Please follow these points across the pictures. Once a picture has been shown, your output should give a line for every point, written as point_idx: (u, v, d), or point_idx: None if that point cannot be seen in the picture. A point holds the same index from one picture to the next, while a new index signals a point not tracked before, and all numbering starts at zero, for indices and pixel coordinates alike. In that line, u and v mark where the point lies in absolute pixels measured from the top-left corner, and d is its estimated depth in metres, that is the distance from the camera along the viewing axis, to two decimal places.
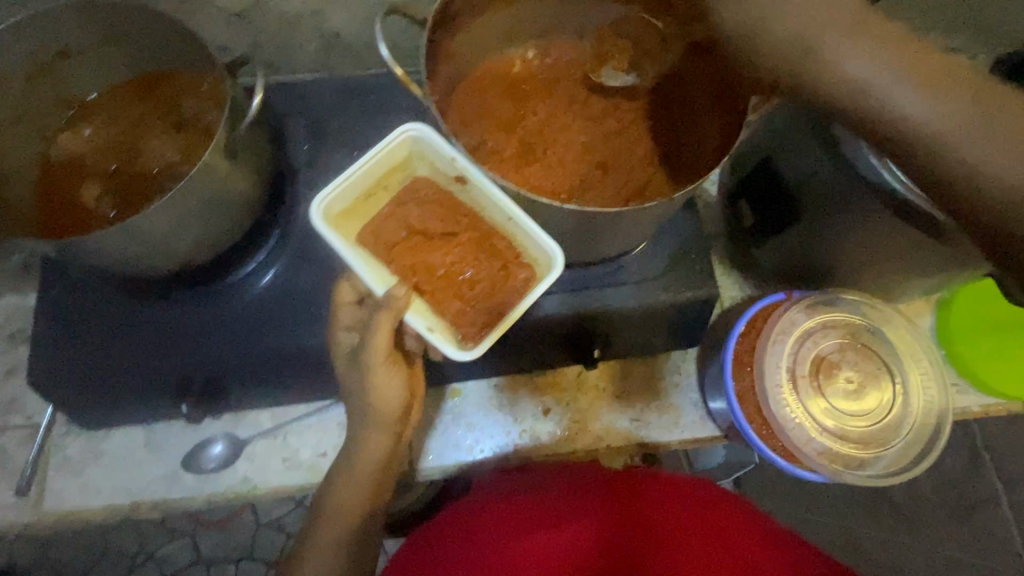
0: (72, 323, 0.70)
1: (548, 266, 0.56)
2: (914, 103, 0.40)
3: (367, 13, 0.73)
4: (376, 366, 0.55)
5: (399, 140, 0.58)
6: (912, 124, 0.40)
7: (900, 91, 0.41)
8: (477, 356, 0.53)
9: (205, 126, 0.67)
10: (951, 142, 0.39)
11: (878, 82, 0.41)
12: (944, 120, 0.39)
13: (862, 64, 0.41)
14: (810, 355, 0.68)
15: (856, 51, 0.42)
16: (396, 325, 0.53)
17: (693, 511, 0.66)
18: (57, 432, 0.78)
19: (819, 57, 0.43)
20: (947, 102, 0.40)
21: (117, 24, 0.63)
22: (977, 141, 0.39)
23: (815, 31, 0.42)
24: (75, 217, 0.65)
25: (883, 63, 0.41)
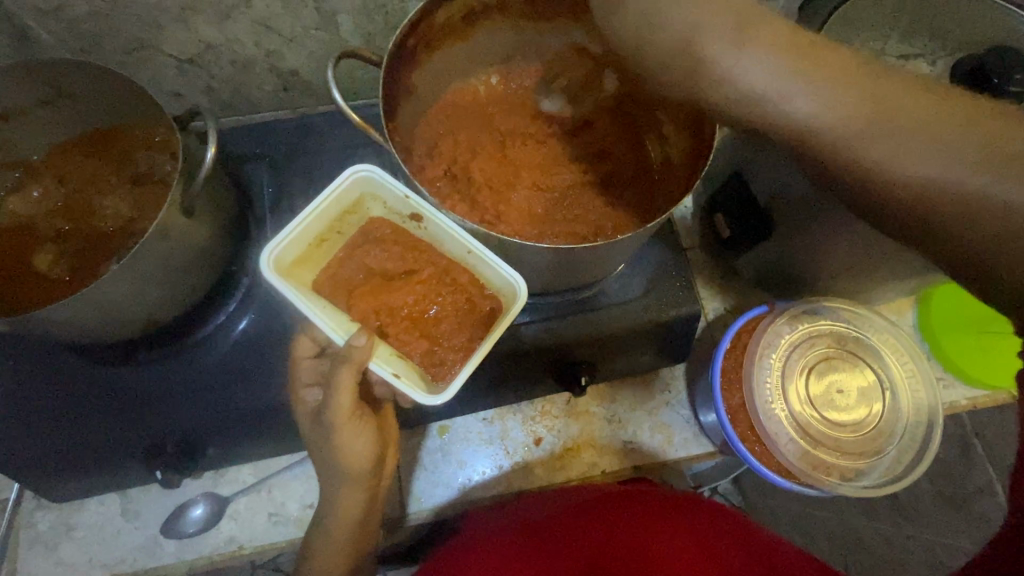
0: (32, 393, 0.66)
1: (513, 297, 0.55)
2: (819, 105, 0.38)
3: (322, 51, 0.72)
4: (344, 423, 0.52)
5: (349, 181, 0.56)
6: (812, 127, 0.38)
7: (796, 93, 0.38)
8: (449, 397, 0.50)
9: (162, 179, 0.66)
10: (855, 141, 0.37)
11: (775, 86, 0.39)
12: (844, 119, 0.37)
13: (754, 73, 0.39)
14: (797, 366, 0.68)
15: (745, 59, 0.39)
16: (361, 374, 0.50)
17: (685, 528, 0.64)
18: (25, 506, 0.72)
19: (708, 69, 0.40)
20: (854, 105, 0.37)
21: (60, 82, 0.60)
22: (881, 137, 0.36)
23: (702, 37, 0.40)
24: (28, 285, 0.62)
25: (776, 71, 0.38)
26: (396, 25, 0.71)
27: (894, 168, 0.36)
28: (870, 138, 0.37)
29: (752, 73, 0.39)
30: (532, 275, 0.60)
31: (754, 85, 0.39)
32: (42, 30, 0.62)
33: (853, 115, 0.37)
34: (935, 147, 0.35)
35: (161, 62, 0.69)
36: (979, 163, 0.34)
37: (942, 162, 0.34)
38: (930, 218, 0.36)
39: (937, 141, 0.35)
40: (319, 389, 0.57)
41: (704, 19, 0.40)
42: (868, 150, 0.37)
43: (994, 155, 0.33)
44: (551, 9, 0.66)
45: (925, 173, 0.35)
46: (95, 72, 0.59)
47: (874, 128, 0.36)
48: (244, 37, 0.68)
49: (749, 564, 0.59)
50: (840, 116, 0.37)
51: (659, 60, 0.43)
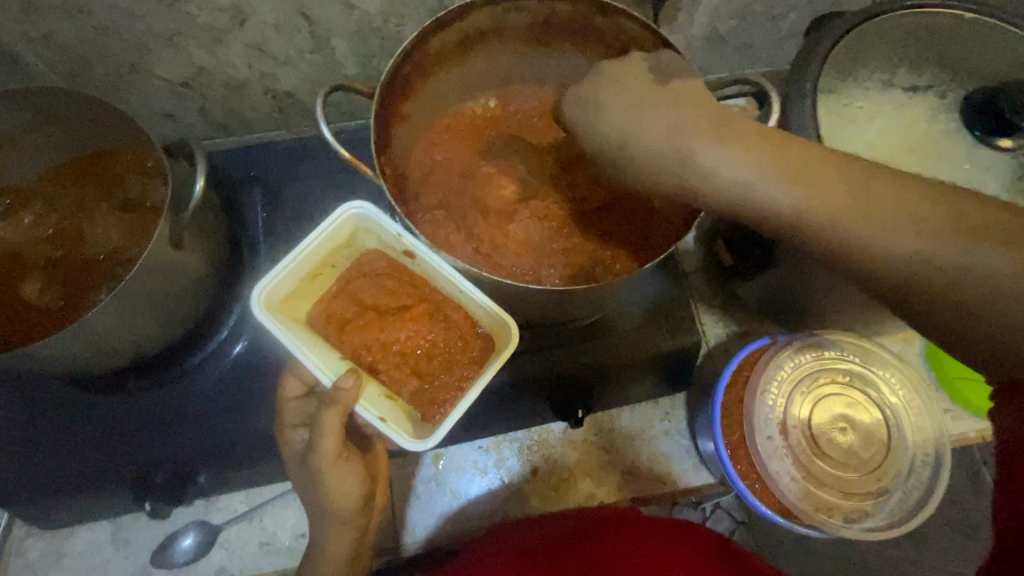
0: (22, 422, 0.65)
1: (506, 338, 0.54)
2: (800, 196, 0.39)
3: (316, 73, 0.71)
4: (330, 466, 0.51)
5: (342, 217, 0.55)
6: (797, 217, 0.39)
7: (779, 188, 0.39)
8: (435, 444, 0.49)
9: (152, 205, 0.64)
10: (839, 227, 0.38)
11: (757, 183, 0.40)
12: (827, 208, 0.38)
13: (734, 168, 0.41)
14: (801, 402, 0.66)
15: (723, 160, 0.41)
16: (347, 418, 0.49)
17: (682, 556, 0.62)
18: (15, 533, 0.71)
19: (695, 164, 0.42)
20: (830, 193, 0.38)
21: (49, 109, 0.59)
22: (865, 222, 0.37)
23: (681, 139, 0.42)
24: (17, 315, 0.61)
25: (753, 166, 0.40)
26: (392, 47, 0.69)
27: (883, 250, 0.37)
28: (859, 218, 0.37)
29: (727, 168, 0.41)
30: (526, 309, 0.58)
31: (730, 179, 0.41)
32: (33, 54, 0.61)
33: (833, 200, 0.38)
34: (920, 231, 0.36)
35: (152, 85, 0.68)
36: (963, 238, 0.35)
37: (931, 243, 0.36)
38: (926, 295, 0.36)
39: (922, 225, 0.36)
40: (306, 429, 0.55)
41: (675, 124, 0.43)
42: (853, 234, 0.38)
43: (975, 234, 0.35)
44: (550, 35, 0.64)
45: (915, 253, 0.36)
46: (84, 99, 0.58)
47: (860, 209, 0.37)
48: (237, 60, 0.66)
49: None
50: (822, 204, 0.38)
51: (644, 158, 0.44)
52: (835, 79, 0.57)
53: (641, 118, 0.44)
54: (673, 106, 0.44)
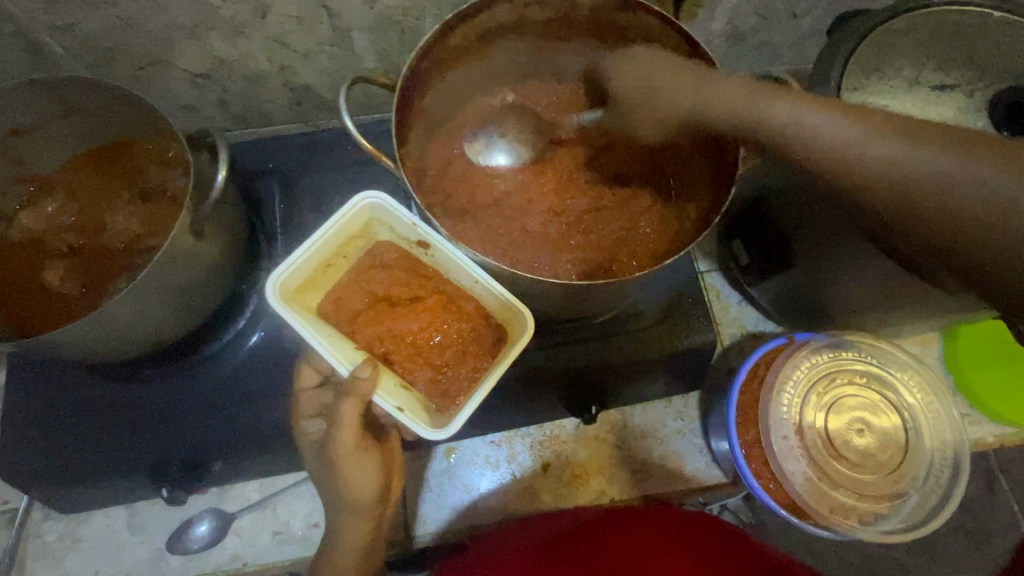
0: (42, 408, 0.66)
1: (520, 328, 0.54)
2: (798, 110, 0.43)
3: (336, 66, 0.71)
4: (348, 457, 0.51)
5: (356, 207, 0.55)
6: (793, 128, 0.43)
7: (776, 104, 0.44)
8: (454, 432, 0.49)
9: (172, 195, 0.65)
10: (831, 135, 0.41)
11: (756, 103, 0.45)
12: (821, 120, 0.42)
13: (735, 95, 0.46)
14: (816, 403, 0.65)
15: (727, 89, 0.47)
16: (363, 408, 0.49)
17: (697, 544, 0.62)
18: (34, 516, 0.72)
19: (702, 90, 0.48)
20: (824, 109, 0.42)
21: (75, 99, 0.60)
22: (853, 130, 0.40)
23: (689, 77, 0.49)
24: (39, 303, 0.62)
25: (753, 92, 0.45)
26: (411, 41, 0.69)
27: (870, 156, 0.39)
28: (849, 128, 0.41)
29: (733, 100, 0.46)
30: (542, 304, 0.59)
31: (738, 107, 0.46)
32: (58, 45, 0.62)
33: (826, 114, 0.42)
34: (901, 142, 0.39)
35: (174, 77, 0.68)
36: (944, 146, 0.38)
37: (909, 153, 0.38)
38: (900, 197, 0.39)
39: (902, 137, 0.39)
40: (322, 420, 0.56)
41: (685, 71, 0.50)
42: (842, 140, 0.41)
43: (956, 142, 0.38)
44: (569, 30, 0.64)
45: (906, 161, 0.38)
46: (109, 89, 0.58)
47: (850, 122, 0.41)
48: (258, 53, 0.67)
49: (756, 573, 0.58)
50: (819, 124, 0.42)
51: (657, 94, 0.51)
52: (860, 77, 0.56)
53: (660, 78, 0.51)
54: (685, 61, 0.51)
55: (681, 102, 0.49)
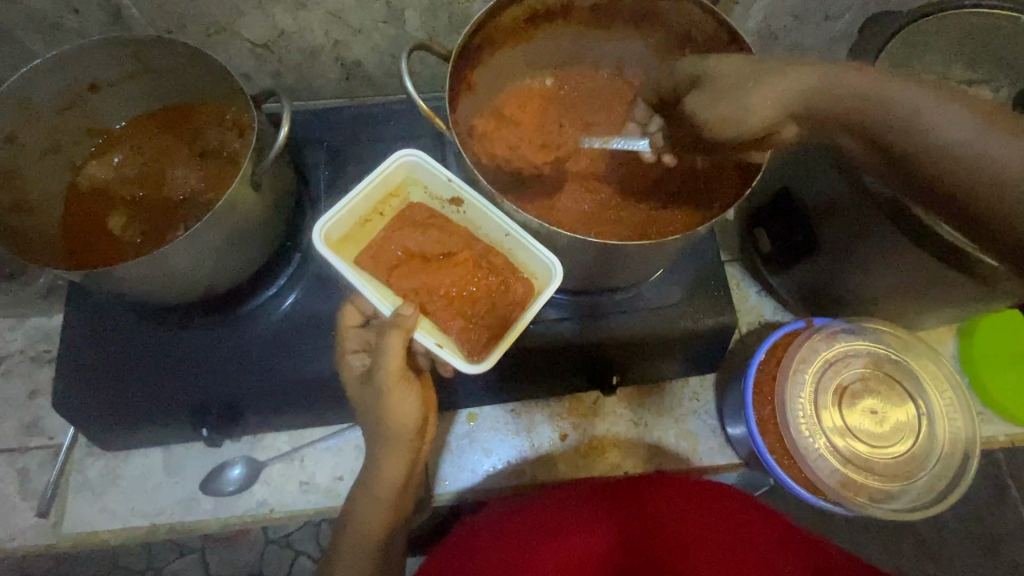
0: (93, 347, 0.70)
1: (547, 278, 0.59)
2: (934, 110, 0.42)
3: (387, 43, 0.75)
4: (391, 388, 0.55)
5: (396, 163, 0.60)
6: (926, 131, 0.42)
7: (908, 99, 0.43)
8: (488, 367, 0.53)
9: (229, 155, 0.69)
10: (964, 141, 0.41)
11: (886, 96, 0.44)
12: (956, 128, 0.42)
13: (858, 84, 0.45)
14: (832, 384, 0.68)
15: (847, 76, 0.45)
16: (407, 343, 0.53)
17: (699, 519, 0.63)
18: (77, 453, 0.77)
19: (821, 77, 0.46)
20: (958, 113, 0.42)
21: (148, 58, 0.65)
22: (989, 138, 0.41)
23: (794, 66, 0.47)
24: (101, 245, 0.66)
25: (881, 82, 0.44)
26: (459, 23, 0.73)
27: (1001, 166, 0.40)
28: (983, 135, 0.41)
29: (857, 84, 0.45)
30: (574, 267, 0.62)
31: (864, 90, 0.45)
32: (135, 9, 0.66)
33: (959, 119, 0.42)
34: None
35: (237, 45, 0.73)
36: None
37: None
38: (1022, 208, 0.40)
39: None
40: (365, 355, 0.60)
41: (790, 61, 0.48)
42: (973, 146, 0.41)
43: None
44: (611, 17, 0.68)
45: None
46: (181, 49, 0.62)
47: (983, 129, 0.41)
48: (316, 26, 0.71)
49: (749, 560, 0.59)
50: (947, 121, 0.42)
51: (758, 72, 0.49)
52: None
53: (766, 71, 0.48)
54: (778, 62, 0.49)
55: (788, 86, 0.47)
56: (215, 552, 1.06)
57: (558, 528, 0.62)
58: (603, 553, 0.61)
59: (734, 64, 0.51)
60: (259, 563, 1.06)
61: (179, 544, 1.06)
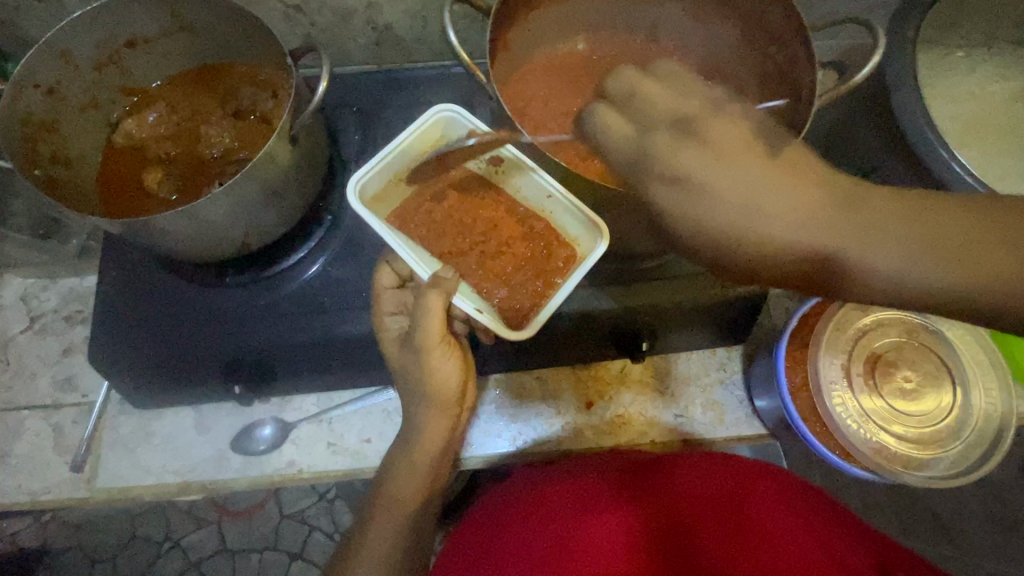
0: (126, 305, 0.71)
1: (591, 244, 0.60)
2: (807, 241, 0.40)
3: (421, 5, 0.74)
4: (432, 348, 0.57)
5: (432, 119, 0.62)
6: (791, 261, 0.41)
7: (778, 226, 0.40)
8: (528, 334, 0.55)
9: (263, 115, 0.69)
10: (848, 260, 0.39)
11: (752, 221, 0.41)
12: (817, 247, 0.40)
13: (793, 238, 0.40)
14: (866, 353, 0.67)
15: (785, 231, 0.40)
16: (445, 306, 0.55)
17: (735, 496, 0.62)
18: (110, 410, 0.78)
19: (752, 231, 0.41)
20: (871, 249, 0.38)
21: (187, 13, 0.65)
22: (892, 249, 0.38)
23: (749, 220, 0.41)
24: (140, 199, 0.67)
25: (766, 210, 0.40)
26: None
27: (928, 285, 0.37)
28: (872, 244, 0.38)
29: (769, 227, 0.40)
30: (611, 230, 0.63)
31: (780, 235, 0.40)
32: None
33: (883, 252, 0.38)
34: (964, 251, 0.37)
35: (271, 5, 0.73)
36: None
37: (978, 263, 0.36)
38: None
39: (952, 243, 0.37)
40: (402, 317, 0.61)
41: (732, 189, 0.41)
42: (892, 276, 0.38)
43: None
44: None
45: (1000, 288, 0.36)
46: (219, 4, 0.62)
47: (872, 239, 0.38)
48: None
49: (785, 529, 0.59)
50: (879, 257, 0.38)
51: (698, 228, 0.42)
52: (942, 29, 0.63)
53: (758, 205, 0.41)
54: (709, 175, 0.41)
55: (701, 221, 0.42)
56: (230, 525, 1.12)
57: (589, 502, 0.62)
58: (636, 524, 0.60)
59: (735, 179, 0.41)
60: (273, 537, 1.12)
61: (195, 516, 1.12)
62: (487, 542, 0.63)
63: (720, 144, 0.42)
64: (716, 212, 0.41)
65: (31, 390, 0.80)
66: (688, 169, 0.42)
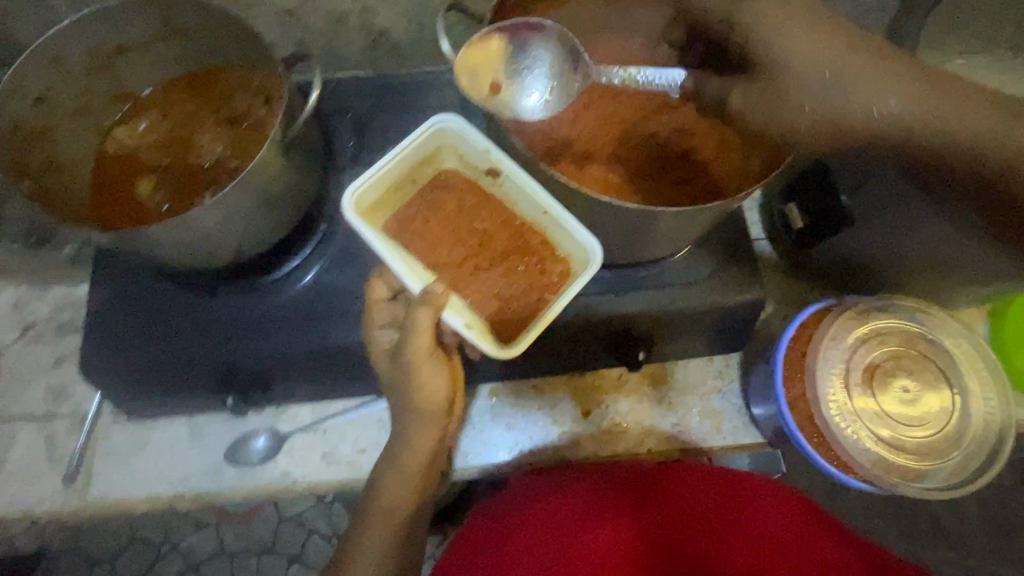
0: (118, 315, 0.70)
1: (584, 262, 0.59)
2: (882, 103, 0.50)
3: (415, 10, 0.74)
4: (420, 364, 0.57)
5: (431, 130, 0.60)
6: (860, 118, 0.51)
7: (862, 91, 0.50)
8: (516, 352, 0.54)
9: (256, 122, 0.67)
10: (905, 128, 0.50)
11: (842, 79, 0.51)
12: (895, 109, 0.50)
13: (864, 97, 0.50)
14: (864, 363, 0.67)
15: (856, 95, 0.51)
16: (435, 320, 0.54)
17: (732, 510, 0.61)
18: (103, 421, 0.77)
19: (829, 100, 0.52)
20: (922, 108, 0.49)
21: (178, 21, 0.64)
22: (940, 112, 0.49)
23: (827, 81, 0.51)
24: (130, 208, 0.65)
25: (879, 80, 0.50)
26: None
27: (963, 143, 0.48)
28: (935, 113, 0.49)
29: (856, 89, 0.51)
30: (606, 240, 0.62)
31: (848, 100, 0.51)
32: None
33: (931, 112, 0.49)
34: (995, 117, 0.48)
35: (264, 11, 0.72)
36: None
37: (1000, 127, 0.48)
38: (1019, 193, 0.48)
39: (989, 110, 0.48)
40: (391, 330, 0.60)
41: (821, 51, 0.51)
42: (927, 138, 0.49)
43: None
44: None
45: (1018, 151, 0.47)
46: (210, 11, 0.62)
47: (936, 109, 0.49)
48: None
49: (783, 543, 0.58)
50: (912, 104, 0.49)
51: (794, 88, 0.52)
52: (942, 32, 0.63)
53: (841, 69, 0.51)
54: (809, 44, 0.52)
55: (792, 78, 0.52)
56: (229, 528, 1.07)
57: (582, 514, 0.62)
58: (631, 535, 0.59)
59: (817, 44, 0.52)
60: (272, 541, 1.07)
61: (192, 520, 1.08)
62: (476, 557, 0.62)
63: (817, 21, 0.52)
64: (809, 75, 0.52)
65: (24, 400, 0.79)
66: (788, 31, 0.52)
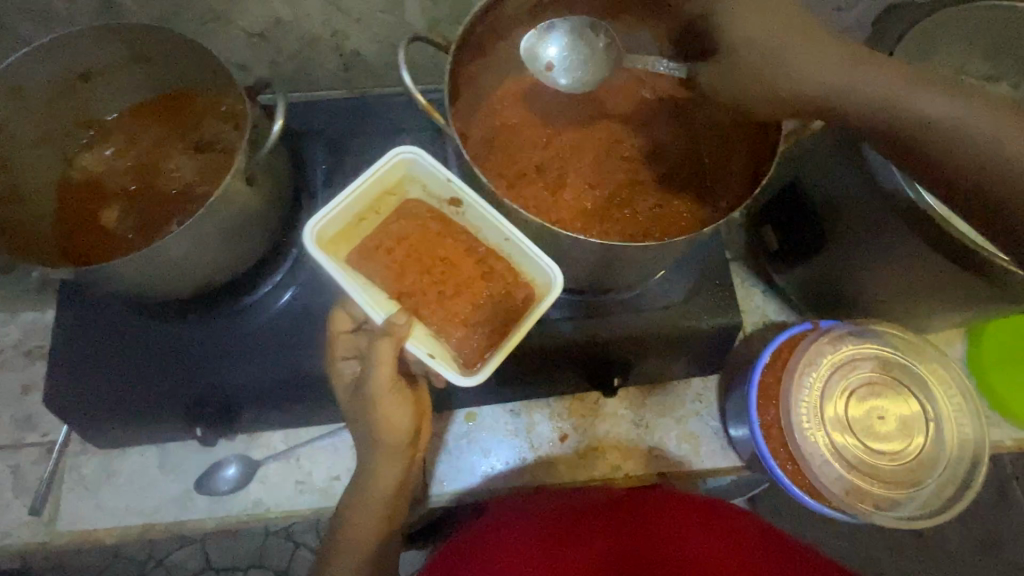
0: (83, 345, 0.68)
1: (548, 288, 0.59)
2: (842, 78, 0.48)
3: (387, 33, 0.73)
4: (381, 397, 0.56)
5: (393, 161, 0.59)
6: (821, 92, 0.49)
7: (827, 67, 0.49)
8: (480, 380, 0.54)
9: (224, 147, 0.66)
10: (870, 99, 0.48)
11: (803, 56, 0.50)
12: (852, 85, 0.48)
13: (830, 75, 0.49)
14: (838, 389, 0.66)
15: (820, 69, 0.49)
16: (398, 352, 0.53)
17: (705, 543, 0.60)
18: (72, 449, 0.76)
19: (791, 75, 0.50)
20: (884, 83, 0.48)
21: (142, 47, 0.63)
22: (900, 91, 0.47)
23: (785, 55, 0.50)
24: (93, 237, 0.64)
25: (840, 61, 0.49)
26: (461, 12, 0.71)
27: (927, 121, 0.46)
28: (895, 88, 0.47)
29: (818, 64, 0.49)
30: (577, 268, 0.61)
31: (809, 74, 0.49)
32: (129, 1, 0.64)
33: (891, 87, 0.47)
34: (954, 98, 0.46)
35: (233, 35, 0.71)
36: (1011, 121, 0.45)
37: (965, 109, 0.46)
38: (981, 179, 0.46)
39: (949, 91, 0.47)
40: (355, 362, 0.60)
41: (775, 27, 0.51)
42: (889, 114, 0.47)
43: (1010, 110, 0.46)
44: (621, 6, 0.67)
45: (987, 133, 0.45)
46: (174, 38, 0.61)
47: (902, 84, 0.47)
48: (314, 15, 0.69)
49: None
50: (871, 80, 0.48)
51: (752, 66, 0.51)
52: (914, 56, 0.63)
53: (799, 47, 0.50)
54: (766, 17, 0.51)
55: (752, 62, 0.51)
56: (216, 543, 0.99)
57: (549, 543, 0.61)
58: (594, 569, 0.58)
59: (773, 22, 0.51)
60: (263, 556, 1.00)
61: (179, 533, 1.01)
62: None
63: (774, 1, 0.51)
64: (767, 49, 0.50)
65: None
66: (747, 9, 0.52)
